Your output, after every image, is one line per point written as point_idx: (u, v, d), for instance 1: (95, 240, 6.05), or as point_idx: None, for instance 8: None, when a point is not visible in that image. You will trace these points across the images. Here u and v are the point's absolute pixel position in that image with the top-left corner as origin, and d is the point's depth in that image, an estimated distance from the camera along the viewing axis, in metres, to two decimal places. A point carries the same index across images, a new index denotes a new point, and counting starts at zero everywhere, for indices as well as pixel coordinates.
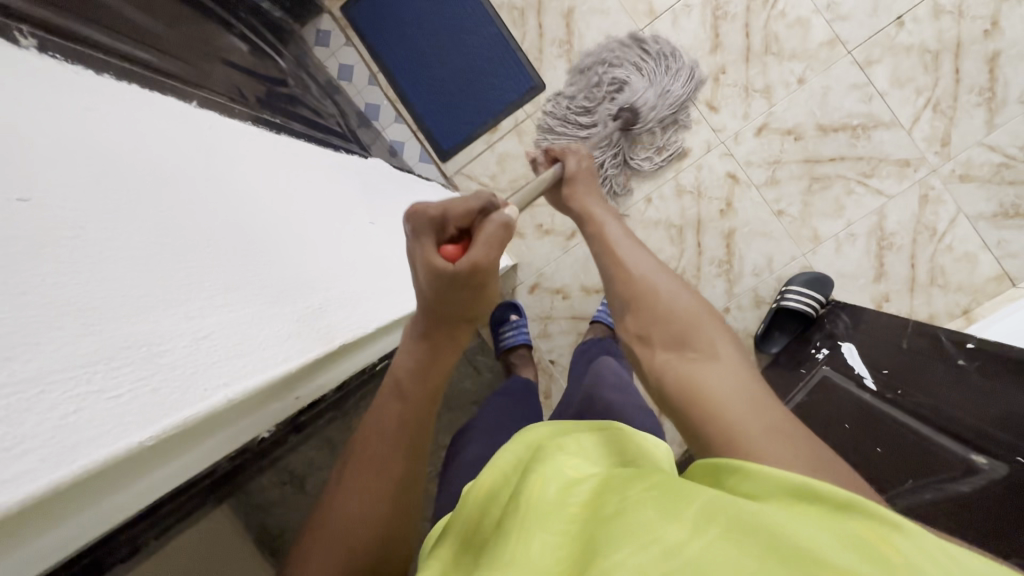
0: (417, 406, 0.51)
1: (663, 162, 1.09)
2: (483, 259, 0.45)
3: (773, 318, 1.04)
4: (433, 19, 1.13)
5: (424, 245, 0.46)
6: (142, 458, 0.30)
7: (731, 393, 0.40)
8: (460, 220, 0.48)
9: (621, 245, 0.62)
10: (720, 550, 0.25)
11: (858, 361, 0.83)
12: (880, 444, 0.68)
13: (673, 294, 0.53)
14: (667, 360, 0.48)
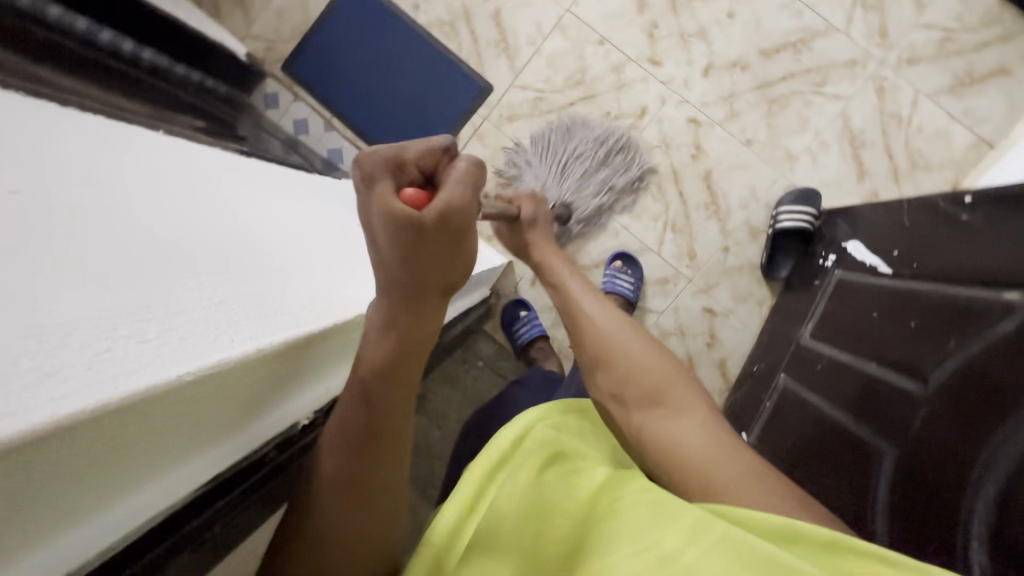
0: (377, 394, 0.47)
1: (625, 126, 1.11)
2: (447, 202, 0.42)
3: (774, 244, 1.05)
4: (370, 54, 1.16)
5: (382, 184, 0.43)
6: (180, 401, 0.29)
7: (702, 452, 0.48)
8: (420, 161, 0.46)
9: (584, 303, 0.69)
10: (708, 557, 0.33)
11: (870, 255, 0.84)
12: (913, 318, 0.68)
13: (638, 356, 0.59)
14: (642, 420, 0.54)
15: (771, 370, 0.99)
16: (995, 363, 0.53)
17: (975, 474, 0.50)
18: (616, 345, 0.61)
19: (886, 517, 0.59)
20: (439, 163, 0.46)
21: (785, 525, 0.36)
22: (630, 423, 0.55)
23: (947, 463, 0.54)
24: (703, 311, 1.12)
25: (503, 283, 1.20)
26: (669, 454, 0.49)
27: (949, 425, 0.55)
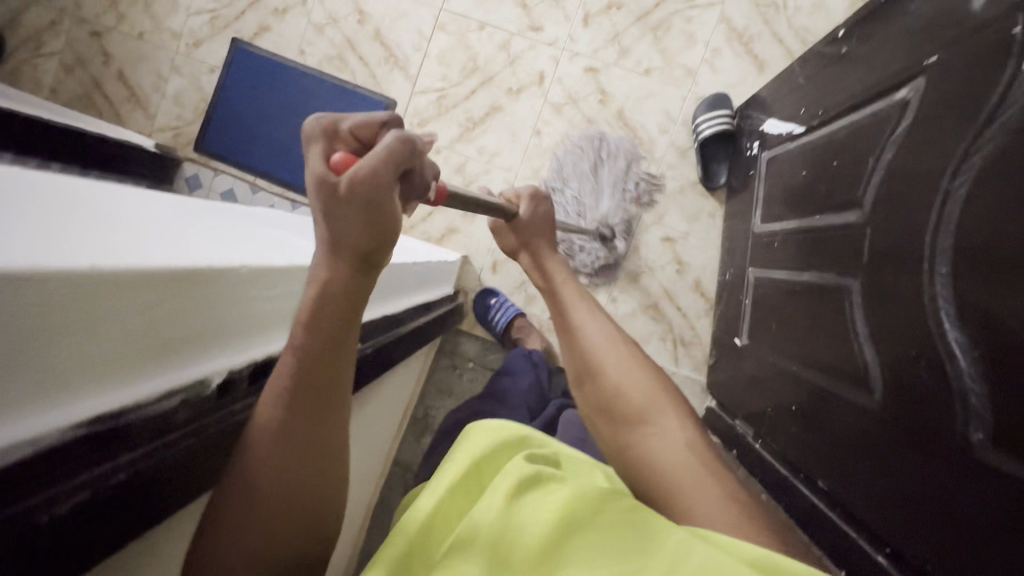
0: (317, 364, 0.37)
1: (529, 95, 1.14)
2: (370, 177, 0.33)
3: (704, 155, 1.08)
4: (272, 107, 1.19)
5: (311, 150, 0.35)
6: (88, 302, 0.24)
7: (686, 470, 0.53)
8: (359, 130, 0.38)
9: (571, 312, 0.74)
10: None
11: (784, 125, 0.85)
12: (834, 158, 0.69)
13: (627, 372, 0.64)
14: (626, 435, 0.60)
15: (740, 270, 0.99)
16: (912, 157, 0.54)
17: (928, 258, 0.50)
18: (602, 362, 0.66)
19: (871, 343, 0.58)
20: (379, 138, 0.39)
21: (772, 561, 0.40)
22: (623, 443, 0.60)
23: (904, 264, 0.53)
24: (662, 241, 1.13)
25: (464, 279, 1.19)
26: (647, 466, 0.56)
27: (893, 230, 0.55)
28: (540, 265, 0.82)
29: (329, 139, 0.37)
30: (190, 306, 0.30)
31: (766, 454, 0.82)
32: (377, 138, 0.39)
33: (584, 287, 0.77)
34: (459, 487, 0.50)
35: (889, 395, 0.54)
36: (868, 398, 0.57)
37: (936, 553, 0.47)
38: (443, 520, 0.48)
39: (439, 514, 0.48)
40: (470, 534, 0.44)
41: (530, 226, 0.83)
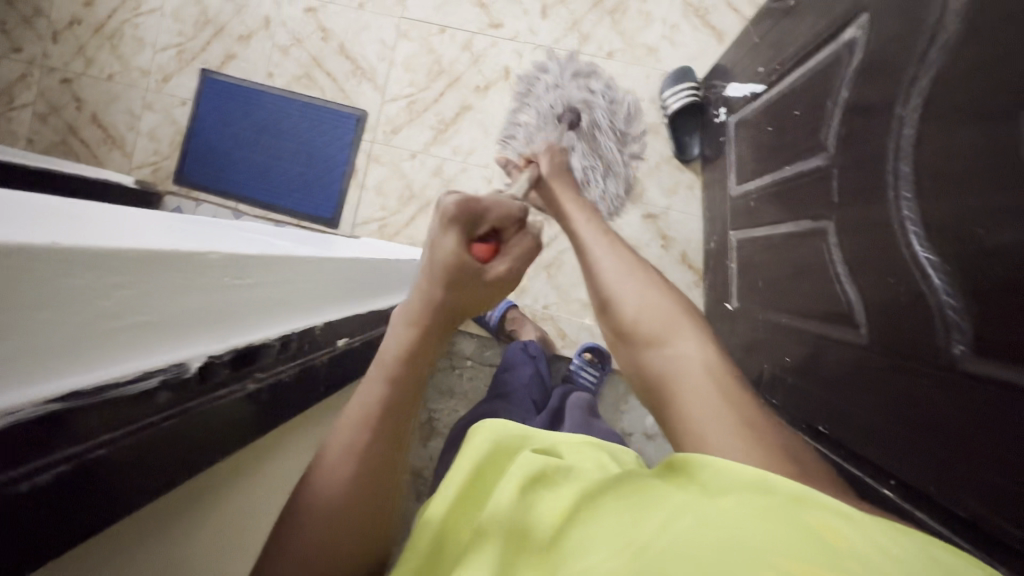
0: (406, 393, 0.48)
1: (497, 91, 1.16)
2: (508, 275, 0.52)
3: (675, 129, 1.11)
4: (247, 132, 1.20)
5: (450, 232, 0.49)
6: (56, 281, 0.23)
7: (694, 383, 0.54)
8: (493, 217, 0.51)
9: (594, 245, 0.75)
10: (674, 544, 0.33)
11: (746, 85, 0.87)
12: (795, 107, 0.70)
13: (647, 297, 0.66)
14: (646, 357, 0.62)
15: (722, 236, 1.00)
16: (867, 90, 0.55)
17: (893, 184, 0.50)
18: (625, 292, 0.67)
19: (851, 278, 0.58)
20: (511, 232, 0.53)
21: (756, 481, 0.37)
22: (642, 369, 0.62)
23: (871, 197, 0.54)
24: (645, 219, 1.13)
25: None
26: (661, 384, 0.58)
27: (857, 165, 0.56)
28: (562, 211, 0.83)
29: (463, 222, 0.50)
30: (173, 285, 0.31)
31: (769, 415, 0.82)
32: (503, 228, 0.53)
33: (606, 224, 0.78)
34: (466, 492, 0.55)
35: (876, 326, 0.54)
36: (855, 334, 0.58)
37: (935, 477, 0.46)
38: (459, 520, 0.53)
39: (455, 512, 0.54)
40: (488, 525, 0.49)
41: (551, 178, 0.86)
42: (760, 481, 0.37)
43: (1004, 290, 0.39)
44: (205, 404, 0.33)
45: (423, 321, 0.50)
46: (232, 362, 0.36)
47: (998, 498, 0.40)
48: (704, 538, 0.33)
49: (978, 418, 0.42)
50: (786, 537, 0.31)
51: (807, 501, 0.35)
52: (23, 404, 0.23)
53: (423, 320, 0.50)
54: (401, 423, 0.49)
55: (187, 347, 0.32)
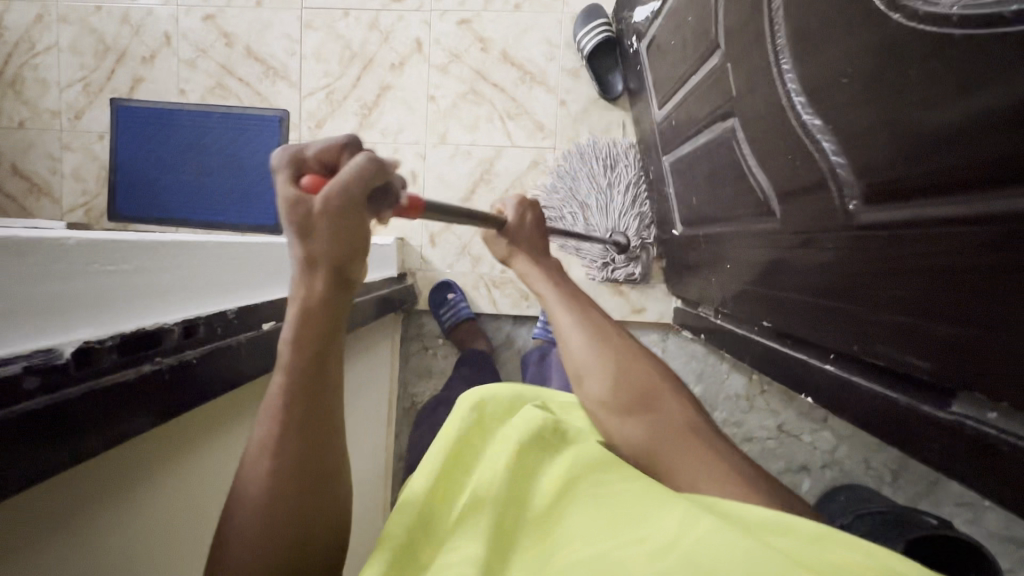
0: (303, 385, 0.39)
1: (413, 64, 1.14)
2: (340, 199, 0.32)
3: (595, 69, 1.10)
4: (172, 153, 1.18)
5: (276, 179, 0.34)
6: None
7: (691, 462, 0.55)
8: (323, 154, 0.35)
9: (572, 308, 0.66)
10: (708, 537, 0.36)
11: (652, 6, 0.87)
12: (690, 13, 0.70)
13: (635, 370, 0.62)
14: (630, 431, 0.59)
15: (657, 165, 1.00)
16: None
17: (774, 59, 0.50)
18: (610, 355, 0.63)
19: (760, 166, 0.58)
20: (344, 155, 0.36)
21: (780, 519, 0.40)
22: (636, 442, 0.59)
23: (760, 81, 0.54)
24: None
25: (407, 261, 1.18)
26: (653, 463, 0.57)
27: (745, 53, 0.56)
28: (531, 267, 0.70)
29: (295, 164, 0.35)
30: (27, 270, 0.30)
31: (730, 324, 0.83)
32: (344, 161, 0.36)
33: (576, 286, 0.71)
34: (455, 464, 0.50)
35: (788, 209, 0.54)
36: (772, 221, 0.58)
37: (852, 335, 0.48)
38: (444, 496, 0.47)
39: (436, 492, 0.47)
40: (481, 497, 0.46)
41: (521, 231, 0.71)
42: (788, 522, 0.39)
43: (948, 131, 0.33)
44: (104, 386, 0.33)
45: (302, 299, 0.37)
46: (120, 348, 0.36)
47: (926, 341, 0.40)
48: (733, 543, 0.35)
49: (896, 270, 0.40)
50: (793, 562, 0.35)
51: (830, 537, 0.37)
52: None
53: (303, 294, 0.37)
54: (317, 424, 0.40)
55: (55, 334, 0.32)
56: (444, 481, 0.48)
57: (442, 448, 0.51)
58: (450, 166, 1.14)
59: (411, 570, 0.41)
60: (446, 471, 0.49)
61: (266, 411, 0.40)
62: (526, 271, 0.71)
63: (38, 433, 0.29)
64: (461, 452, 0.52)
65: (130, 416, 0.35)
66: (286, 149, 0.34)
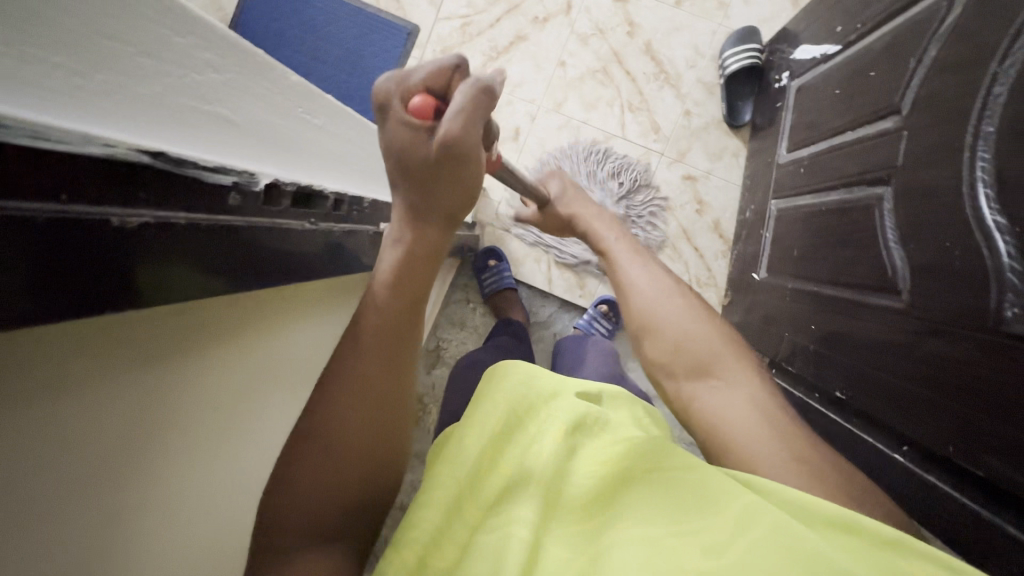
0: (390, 346, 0.40)
1: (555, 24, 1.12)
2: (460, 134, 0.36)
3: (728, 91, 1.08)
4: (294, 28, 1.16)
5: (390, 111, 0.37)
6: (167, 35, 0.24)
7: (752, 434, 0.47)
8: (433, 82, 0.38)
9: (624, 264, 0.66)
10: (759, 554, 0.34)
11: (820, 47, 0.85)
12: (873, 69, 0.68)
13: (692, 324, 0.56)
14: (694, 393, 0.53)
15: (761, 203, 0.99)
16: (958, 44, 0.53)
17: (970, 144, 0.49)
18: (670, 311, 0.58)
19: (902, 244, 0.57)
20: (451, 84, 0.39)
21: (846, 516, 0.36)
22: (700, 412, 0.51)
23: (943, 159, 0.52)
24: (683, 179, 1.11)
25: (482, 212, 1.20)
26: (718, 437, 0.49)
27: (929, 128, 0.55)
28: (591, 230, 0.74)
29: (401, 92, 0.37)
30: (233, 84, 0.30)
31: (784, 382, 0.82)
32: (453, 87, 0.39)
33: (642, 245, 0.69)
34: (502, 436, 0.46)
35: (915, 295, 0.54)
36: (896, 300, 0.57)
37: (956, 439, 0.47)
38: (491, 459, 0.44)
39: (486, 455, 0.44)
40: (528, 478, 0.42)
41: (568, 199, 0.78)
42: (884, 526, 0.35)
43: None
44: (276, 228, 0.33)
45: (406, 244, 0.41)
46: (294, 198, 0.36)
47: None
48: (790, 549, 0.33)
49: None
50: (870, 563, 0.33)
51: (905, 548, 0.34)
52: (116, 140, 0.21)
53: (411, 241, 0.41)
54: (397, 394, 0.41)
55: (255, 164, 0.32)
56: (493, 451, 0.44)
57: (490, 412, 0.47)
58: (556, 136, 1.11)
59: (456, 527, 0.40)
60: (499, 437, 0.45)
61: (349, 371, 0.39)
62: (592, 238, 0.73)
63: (220, 247, 0.28)
64: (508, 418, 0.47)
65: (276, 265, 0.35)
66: (399, 77, 0.37)
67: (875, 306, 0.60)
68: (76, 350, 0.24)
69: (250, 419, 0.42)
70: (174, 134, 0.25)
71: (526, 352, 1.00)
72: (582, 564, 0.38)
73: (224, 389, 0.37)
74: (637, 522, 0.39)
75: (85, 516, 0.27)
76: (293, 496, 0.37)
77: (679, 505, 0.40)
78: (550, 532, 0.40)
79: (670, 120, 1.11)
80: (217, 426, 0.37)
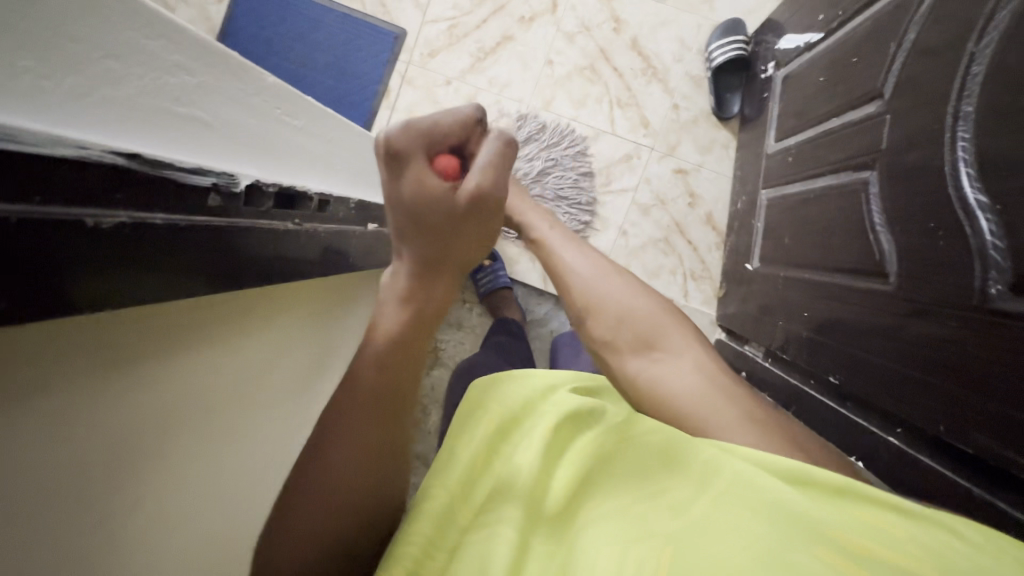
0: (385, 387, 0.42)
1: (542, 23, 1.13)
2: (485, 190, 0.42)
3: (715, 83, 1.09)
4: (282, 36, 1.17)
5: (415, 163, 0.40)
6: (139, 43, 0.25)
7: (705, 400, 0.47)
8: (454, 134, 0.43)
9: (562, 252, 0.66)
10: (718, 513, 0.36)
11: (803, 36, 0.85)
12: (855, 55, 0.69)
13: (630, 302, 0.57)
14: (638, 366, 0.53)
15: (751, 194, 0.99)
16: (935, 27, 0.54)
17: (951, 125, 0.49)
18: (610, 291, 0.59)
19: (888, 228, 0.57)
20: (471, 139, 0.44)
21: (800, 469, 0.38)
22: (646, 383, 0.51)
23: (924, 141, 0.53)
24: (674, 173, 1.12)
25: None
26: (664, 406, 0.49)
27: (910, 111, 0.56)
28: (526, 221, 0.74)
29: (428, 146, 0.41)
30: (206, 88, 0.30)
31: (779, 370, 0.83)
32: (473, 139, 0.45)
33: (576, 235, 0.70)
34: (496, 439, 0.47)
35: (902, 276, 0.54)
36: (884, 284, 0.57)
37: (945, 416, 0.48)
38: (486, 460, 0.46)
39: (481, 459, 0.46)
40: (517, 475, 0.43)
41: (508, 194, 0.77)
42: (833, 474, 0.37)
43: None
44: (258, 229, 0.34)
45: (412, 289, 0.43)
46: (275, 199, 0.36)
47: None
48: (745, 507, 0.36)
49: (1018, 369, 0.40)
50: (821, 510, 0.35)
51: (853, 490, 0.36)
52: (88, 144, 0.22)
53: (418, 285, 0.44)
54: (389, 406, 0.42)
55: (235, 166, 0.32)
56: (487, 455, 0.46)
57: (485, 420, 0.49)
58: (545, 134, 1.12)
59: (451, 527, 0.41)
60: (494, 440, 0.47)
61: (343, 406, 0.41)
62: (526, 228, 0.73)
63: (201, 245, 0.29)
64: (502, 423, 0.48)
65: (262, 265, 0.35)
66: (423, 126, 0.40)
67: (864, 290, 0.61)
68: (82, 369, 0.25)
69: (242, 440, 0.43)
70: (150, 138, 0.26)
71: (524, 350, 1.00)
72: (563, 552, 0.39)
73: (217, 412, 0.38)
74: (612, 500, 0.41)
75: (81, 532, 0.28)
76: (294, 517, 0.38)
77: (648, 473, 0.42)
78: (534, 535, 0.40)
79: (659, 114, 1.12)
80: (212, 444, 0.38)
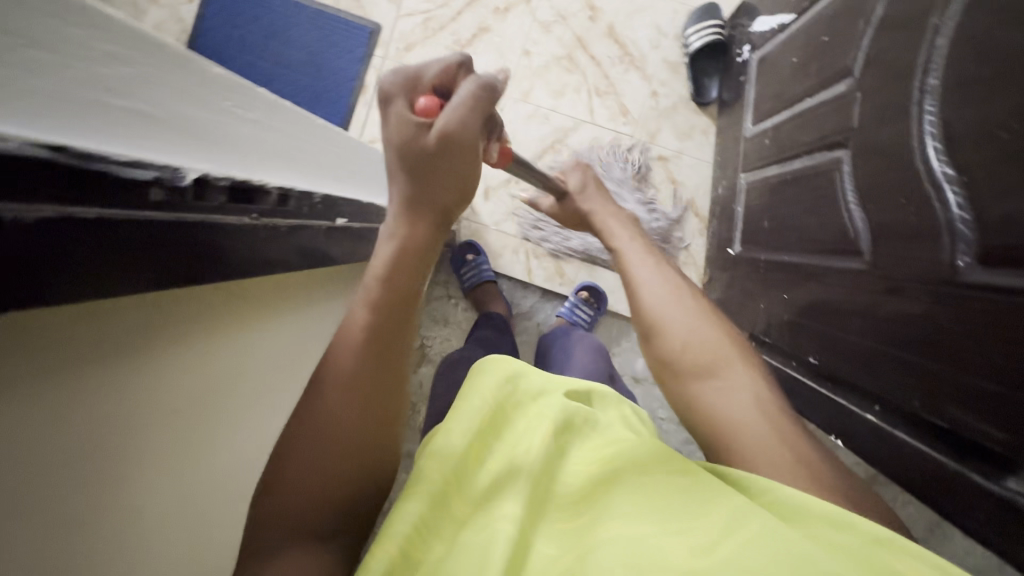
0: (373, 369, 0.41)
1: (517, 13, 1.12)
2: (456, 129, 0.40)
3: (693, 69, 1.08)
4: (255, 34, 1.15)
5: (394, 103, 0.41)
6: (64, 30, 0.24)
7: (759, 437, 0.45)
8: (438, 78, 0.43)
9: (633, 263, 0.64)
10: (745, 550, 0.32)
11: (776, 18, 0.85)
12: (825, 34, 0.69)
13: (695, 323, 0.55)
14: (696, 393, 0.51)
15: (732, 179, 0.99)
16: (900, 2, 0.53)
17: (918, 99, 0.49)
18: (676, 312, 0.56)
19: (862, 206, 0.57)
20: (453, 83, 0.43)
21: (835, 512, 0.36)
22: (705, 413, 0.49)
23: (893, 116, 0.53)
24: (655, 160, 1.11)
25: None
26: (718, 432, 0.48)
27: (879, 87, 0.56)
28: (603, 226, 0.72)
29: (408, 88, 0.41)
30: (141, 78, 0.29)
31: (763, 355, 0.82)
32: (457, 82, 0.43)
33: (656, 244, 0.68)
34: (486, 430, 0.44)
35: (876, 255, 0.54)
36: (859, 262, 0.57)
37: (922, 393, 0.48)
38: (477, 453, 0.43)
39: (472, 453, 0.43)
40: (517, 467, 0.42)
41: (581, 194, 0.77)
42: (869, 525, 0.34)
43: None
44: (209, 222, 0.33)
45: (399, 238, 0.43)
46: (229, 192, 0.35)
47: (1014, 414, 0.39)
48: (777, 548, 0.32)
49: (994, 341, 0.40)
50: (853, 556, 0.32)
51: (889, 544, 0.33)
52: (9, 133, 0.20)
53: (403, 231, 0.43)
54: (374, 395, 0.41)
55: (182, 158, 0.31)
56: (479, 453, 0.43)
57: (477, 406, 0.46)
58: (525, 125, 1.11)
59: (444, 521, 0.39)
60: (487, 433, 0.45)
61: (334, 390, 0.40)
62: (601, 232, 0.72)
63: (143, 244, 0.28)
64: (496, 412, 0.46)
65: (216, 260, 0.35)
66: (406, 71, 0.41)
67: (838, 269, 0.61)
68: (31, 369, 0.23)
69: (237, 430, 0.41)
70: (80, 126, 0.24)
71: (509, 344, 1.00)
72: (568, 562, 0.36)
73: (204, 404, 0.36)
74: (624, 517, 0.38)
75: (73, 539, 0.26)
76: (282, 512, 0.37)
77: (669, 504, 0.38)
78: (539, 530, 0.39)
79: (638, 102, 1.11)
80: (201, 437, 0.36)
